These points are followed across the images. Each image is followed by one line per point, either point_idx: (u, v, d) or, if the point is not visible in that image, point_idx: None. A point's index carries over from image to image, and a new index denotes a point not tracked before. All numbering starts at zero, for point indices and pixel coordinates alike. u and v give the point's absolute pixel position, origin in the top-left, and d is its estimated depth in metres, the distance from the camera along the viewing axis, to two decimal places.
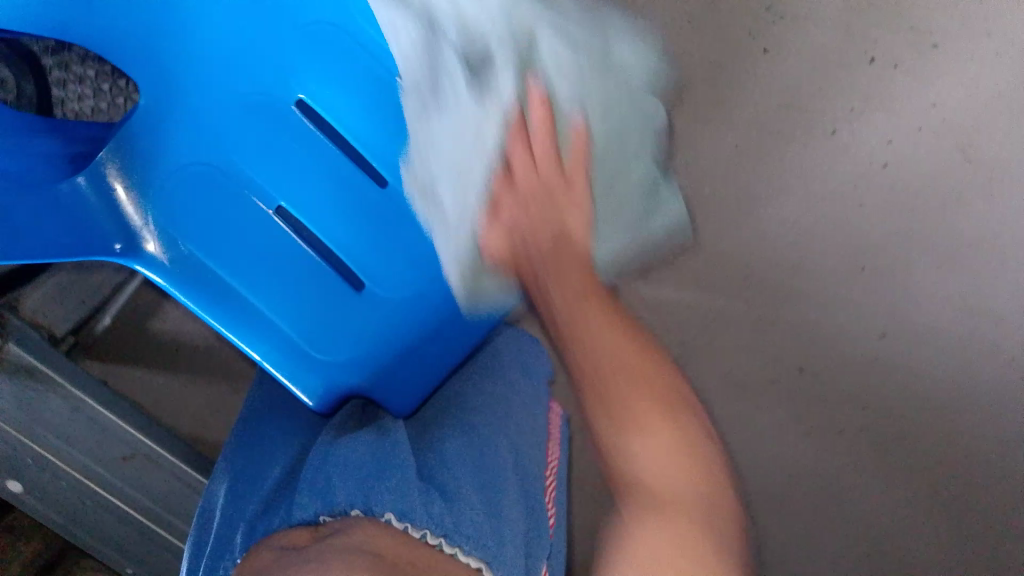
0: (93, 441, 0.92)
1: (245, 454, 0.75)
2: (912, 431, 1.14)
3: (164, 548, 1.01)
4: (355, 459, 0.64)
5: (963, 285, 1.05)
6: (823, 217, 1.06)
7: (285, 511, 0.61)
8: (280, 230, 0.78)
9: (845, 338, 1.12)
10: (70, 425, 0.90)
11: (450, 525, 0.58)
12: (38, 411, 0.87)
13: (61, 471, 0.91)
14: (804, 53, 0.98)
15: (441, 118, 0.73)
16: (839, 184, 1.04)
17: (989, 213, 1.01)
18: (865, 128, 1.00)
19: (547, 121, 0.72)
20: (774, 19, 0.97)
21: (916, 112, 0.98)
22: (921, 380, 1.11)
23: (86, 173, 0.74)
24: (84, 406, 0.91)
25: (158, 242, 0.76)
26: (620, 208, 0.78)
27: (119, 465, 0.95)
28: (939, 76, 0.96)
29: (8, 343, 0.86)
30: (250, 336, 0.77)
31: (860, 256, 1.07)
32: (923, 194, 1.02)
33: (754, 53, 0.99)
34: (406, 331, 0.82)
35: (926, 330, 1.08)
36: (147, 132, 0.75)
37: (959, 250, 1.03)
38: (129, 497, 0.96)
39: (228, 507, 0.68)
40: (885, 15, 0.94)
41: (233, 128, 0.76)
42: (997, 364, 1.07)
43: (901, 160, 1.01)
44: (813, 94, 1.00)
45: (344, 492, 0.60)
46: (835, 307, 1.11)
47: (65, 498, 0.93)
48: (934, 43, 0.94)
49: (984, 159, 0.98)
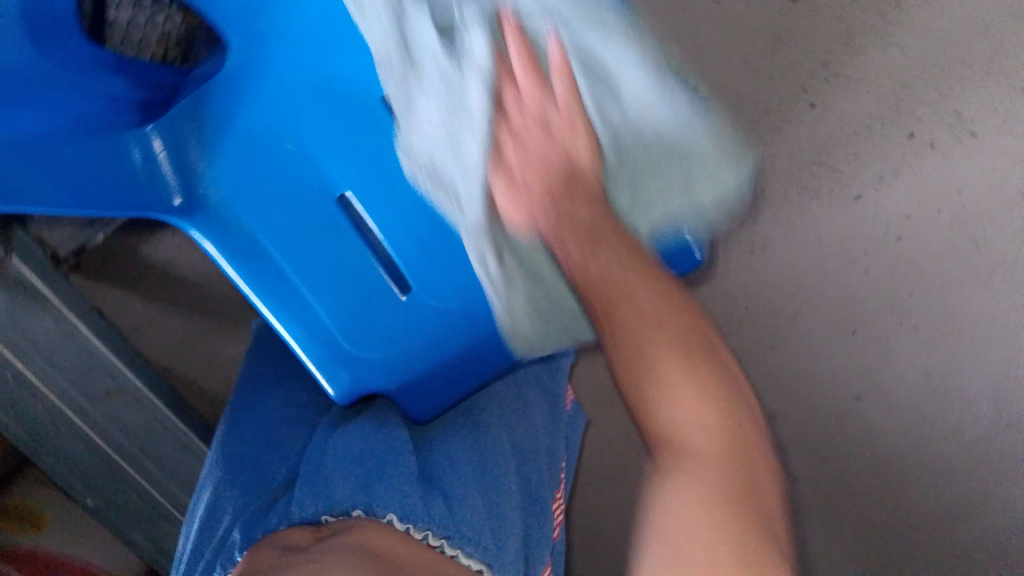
0: (80, 371, 0.95)
1: (231, 438, 0.74)
2: (873, 494, 1.14)
3: (128, 484, 1.05)
4: (354, 462, 0.67)
5: (940, 364, 1.03)
6: (825, 277, 1.05)
7: (283, 510, 0.63)
8: (340, 221, 0.74)
9: (820, 390, 1.12)
10: (62, 349, 0.92)
11: (449, 527, 0.63)
12: (28, 327, 0.88)
13: (44, 394, 0.93)
14: (846, 114, 0.98)
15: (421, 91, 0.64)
16: (847, 243, 1.03)
17: (985, 305, 0.99)
18: (887, 198, 0.99)
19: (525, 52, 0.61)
20: (828, 77, 0.96)
21: (938, 193, 0.97)
22: (885, 446, 1.11)
23: (159, 128, 0.71)
24: (78, 330, 0.94)
25: (217, 209, 0.73)
26: (652, 155, 0.64)
27: (103, 400, 0.98)
28: (968, 164, 0.95)
29: (8, 257, 0.85)
30: (287, 319, 0.72)
31: (850, 319, 1.06)
32: (926, 274, 1.00)
33: (801, 101, 0.99)
34: (457, 348, 0.75)
35: (902, 400, 1.07)
36: (220, 100, 0.72)
37: (945, 332, 1.01)
38: (102, 430, 0.99)
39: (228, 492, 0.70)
40: (931, 93, 0.93)
41: (308, 105, 0.73)
42: (960, 446, 1.06)
43: (913, 238, 1.00)
44: (846, 155, 1.00)
45: (345, 493, 0.63)
46: (818, 364, 1.10)
47: (39, 420, 0.95)
48: (973, 130, 0.94)
49: (993, 251, 0.96)
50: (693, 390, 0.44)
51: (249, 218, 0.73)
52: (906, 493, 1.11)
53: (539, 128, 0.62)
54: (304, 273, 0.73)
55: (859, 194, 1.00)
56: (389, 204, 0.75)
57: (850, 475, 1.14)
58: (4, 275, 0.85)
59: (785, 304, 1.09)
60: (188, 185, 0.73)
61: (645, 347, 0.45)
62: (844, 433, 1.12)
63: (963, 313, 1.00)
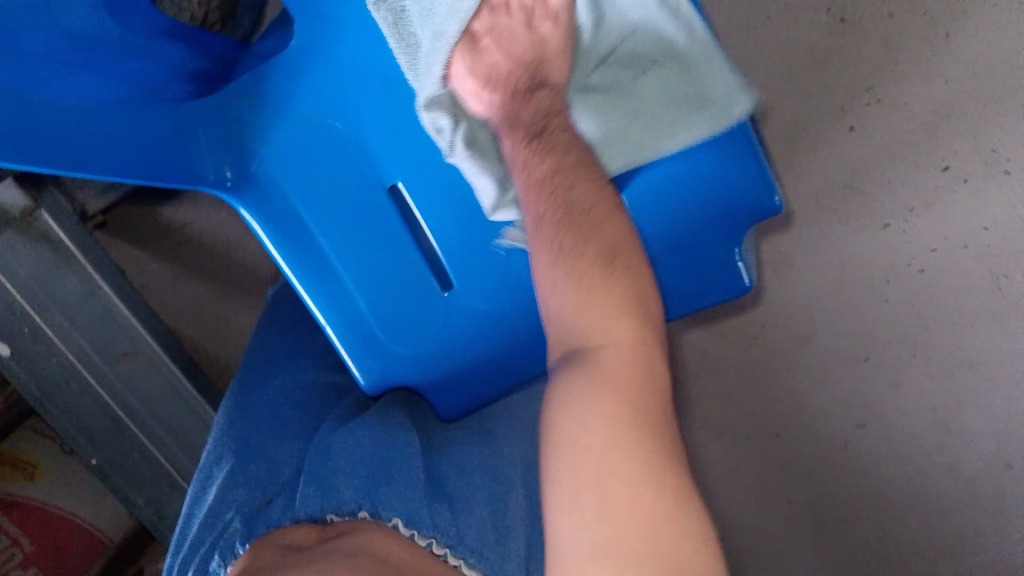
0: (96, 330, 0.98)
1: (241, 414, 0.75)
2: (887, 536, 1.07)
3: (135, 448, 1.06)
4: (360, 456, 0.68)
5: (946, 402, 0.99)
6: (847, 302, 1.03)
7: (285, 502, 0.65)
8: (387, 210, 0.74)
9: (823, 420, 1.08)
10: (81, 307, 0.96)
11: (455, 537, 0.63)
12: (52, 285, 0.93)
13: (57, 350, 0.95)
14: (882, 141, 0.96)
15: None
16: (868, 269, 1.01)
17: (999, 346, 0.94)
18: (916, 231, 0.97)
19: None
20: (870, 100, 0.96)
21: (965, 228, 0.94)
22: (883, 484, 1.05)
23: (213, 102, 0.72)
24: (98, 290, 0.97)
25: (263, 184, 0.73)
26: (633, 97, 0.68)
27: (118, 361, 1.01)
28: (997, 203, 0.92)
29: (40, 211, 0.90)
30: (322, 299, 0.74)
31: (866, 345, 1.03)
32: (942, 310, 0.97)
33: (840, 122, 0.98)
34: (487, 350, 0.76)
35: (905, 438, 1.03)
36: (282, 77, 0.72)
37: (955, 368, 0.98)
38: (113, 390, 1.01)
39: (232, 467, 0.70)
40: (967, 126, 0.91)
41: (367, 90, 0.72)
42: (962, 490, 1.00)
43: (936, 271, 0.97)
44: (880, 182, 0.98)
45: (351, 492, 0.64)
46: (822, 388, 1.07)
47: (52, 376, 0.96)
48: (1007, 169, 0.90)
49: (1015, 294, 0.93)
50: (618, 320, 0.47)
51: (297, 197, 0.73)
52: (887, 532, 1.06)
53: (524, 27, 0.65)
54: (346, 258, 0.74)
55: (887, 223, 0.99)
56: (441, 201, 0.74)
57: (826, 517, 1.11)
58: (34, 229, 0.91)
59: (800, 323, 1.07)
60: (242, 162, 0.73)
61: (582, 287, 0.48)
62: (834, 461, 1.08)
63: (979, 355, 0.96)
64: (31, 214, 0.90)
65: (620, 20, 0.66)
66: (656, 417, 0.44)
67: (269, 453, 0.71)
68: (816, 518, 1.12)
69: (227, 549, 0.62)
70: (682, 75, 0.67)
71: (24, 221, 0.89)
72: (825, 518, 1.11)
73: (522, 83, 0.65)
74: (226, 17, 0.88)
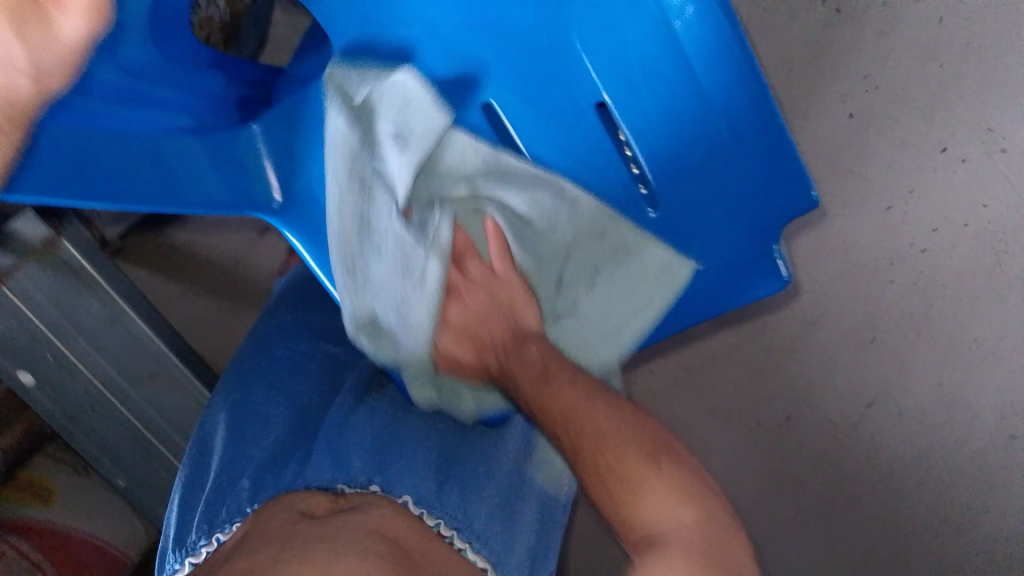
0: (123, 353, 1.00)
1: (261, 399, 0.78)
2: (897, 512, 1.09)
3: (161, 463, 1.11)
4: (370, 441, 0.70)
5: (953, 377, 1.00)
6: (851, 287, 1.03)
7: (298, 465, 0.68)
8: None
9: (834, 402, 1.08)
10: (105, 334, 0.98)
11: (457, 517, 0.65)
12: (73, 313, 0.94)
13: (81, 376, 0.99)
14: (882, 127, 0.96)
15: (376, 261, 0.69)
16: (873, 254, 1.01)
17: (1002, 320, 0.97)
18: (919, 213, 0.97)
19: (496, 233, 0.73)
20: (868, 88, 0.96)
21: (966, 209, 0.95)
22: (894, 461, 1.07)
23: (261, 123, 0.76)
24: (122, 317, 0.97)
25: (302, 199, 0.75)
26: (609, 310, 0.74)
27: (142, 382, 1.03)
28: (997, 181, 0.93)
29: (61, 240, 0.91)
30: None
31: (871, 327, 1.03)
32: (945, 289, 0.98)
33: (839, 110, 0.98)
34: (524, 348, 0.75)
35: (913, 417, 1.04)
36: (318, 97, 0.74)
37: (961, 344, 0.99)
38: (139, 409, 1.05)
39: (235, 454, 0.73)
40: (968, 107, 0.92)
41: None
42: (970, 462, 1.02)
43: (939, 250, 0.97)
44: (880, 167, 0.97)
45: (361, 463, 0.66)
46: (833, 380, 1.07)
47: (78, 399, 1.01)
48: (1004, 147, 0.92)
49: (1017, 270, 0.95)
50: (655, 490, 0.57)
51: None
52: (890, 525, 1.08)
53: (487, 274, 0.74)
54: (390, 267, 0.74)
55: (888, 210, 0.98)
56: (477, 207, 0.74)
57: (834, 506, 1.13)
58: (56, 259, 0.91)
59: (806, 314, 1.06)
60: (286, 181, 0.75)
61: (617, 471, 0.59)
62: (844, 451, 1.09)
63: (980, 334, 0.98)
64: (50, 243, 0.91)
65: (566, 228, 0.72)
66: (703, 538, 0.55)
67: (287, 435, 0.73)
68: (828, 499, 1.13)
69: (236, 510, 0.65)
70: (626, 263, 0.72)
71: (43, 249, 0.90)
72: (837, 498, 1.12)
73: (506, 341, 0.72)
74: (231, 38, 0.92)
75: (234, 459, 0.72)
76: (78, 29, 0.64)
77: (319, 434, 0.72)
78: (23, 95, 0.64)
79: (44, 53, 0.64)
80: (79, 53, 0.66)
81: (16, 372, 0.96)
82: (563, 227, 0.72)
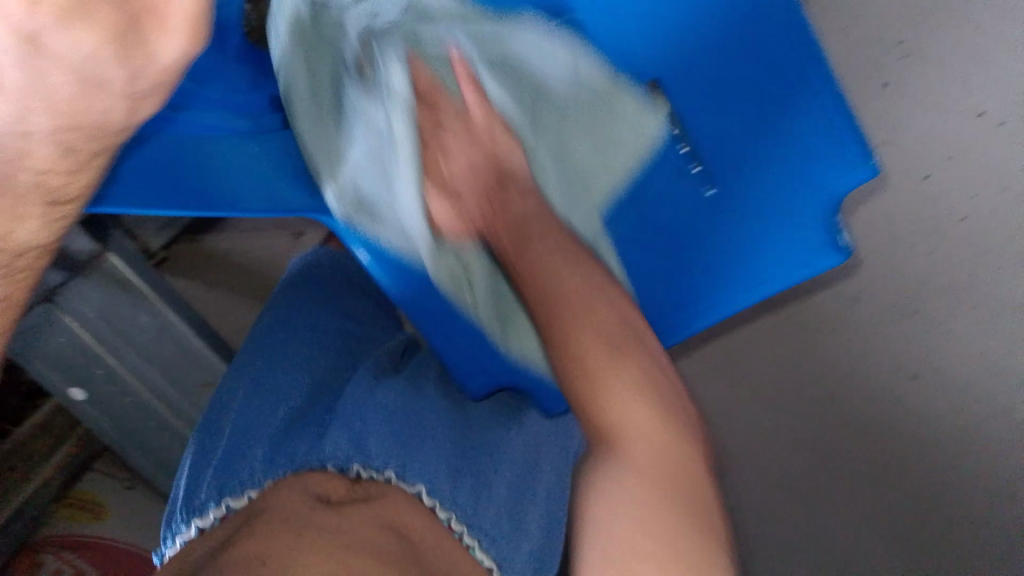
0: (173, 362, 1.01)
1: (273, 368, 0.71)
2: (945, 490, 1.02)
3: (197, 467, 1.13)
4: (398, 422, 0.66)
5: (1002, 345, 0.96)
6: (890, 259, 1.00)
7: (316, 435, 0.61)
8: None
9: (875, 376, 1.04)
10: (154, 344, 0.98)
11: (470, 519, 0.61)
12: (122, 326, 0.94)
13: (130, 389, 1.00)
14: (915, 97, 0.94)
15: (351, 141, 0.77)
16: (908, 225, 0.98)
17: None
18: (957, 182, 0.95)
19: (482, 100, 0.77)
20: (900, 55, 0.93)
21: (1003, 171, 0.93)
22: (943, 437, 1.01)
23: None
24: (170, 328, 0.97)
25: None
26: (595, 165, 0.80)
27: (192, 391, 1.05)
28: None
29: (108, 255, 0.87)
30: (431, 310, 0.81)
31: (914, 297, 0.99)
32: (988, 257, 0.95)
33: (873, 84, 0.95)
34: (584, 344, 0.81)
35: (963, 391, 0.99)
36: None
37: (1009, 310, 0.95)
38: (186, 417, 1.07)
39: (251, 411, 0.65)
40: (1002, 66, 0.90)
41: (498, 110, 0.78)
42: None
43: (978, 218, 0.95)
44: (914, 137, 0.95)
45: (379, 448, 0.61)
46: (876, 358, 1.03)
47: (128, 411, 1.03)
48: None
49: None
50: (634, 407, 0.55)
51: None
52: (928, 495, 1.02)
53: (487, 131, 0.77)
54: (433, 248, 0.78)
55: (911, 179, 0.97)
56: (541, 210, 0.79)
57: (881, 497, 1.06)
58: (103, 273, 0.88)
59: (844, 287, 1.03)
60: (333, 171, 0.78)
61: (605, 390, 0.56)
62: (882, 433, 1.05)
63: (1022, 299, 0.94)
64: (98, 259, 0.87)
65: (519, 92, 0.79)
66: (680, 465, 0.53)
67: (302, 408, 0.66)
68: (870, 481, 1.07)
69: (246, 477, 0.57)
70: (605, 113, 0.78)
71: (89, 266, 0.86)
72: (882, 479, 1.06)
73: (489, 187, 0.75)
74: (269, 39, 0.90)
75: (249, 412, 0.65)
76: (176, 53, 0.55)
77: (342, 400, 0.68)
78: (118, 121, 0.59)
79: (132, 81, 0.56)
80: (169, 77, 0.58)
81: (68, 388, 0.97)
82: (518, 90, 0.79)
